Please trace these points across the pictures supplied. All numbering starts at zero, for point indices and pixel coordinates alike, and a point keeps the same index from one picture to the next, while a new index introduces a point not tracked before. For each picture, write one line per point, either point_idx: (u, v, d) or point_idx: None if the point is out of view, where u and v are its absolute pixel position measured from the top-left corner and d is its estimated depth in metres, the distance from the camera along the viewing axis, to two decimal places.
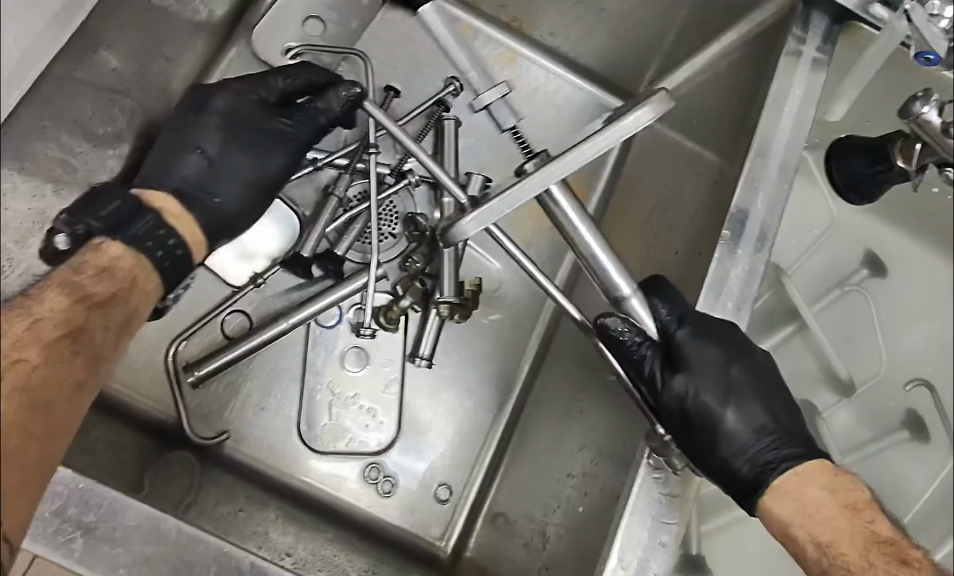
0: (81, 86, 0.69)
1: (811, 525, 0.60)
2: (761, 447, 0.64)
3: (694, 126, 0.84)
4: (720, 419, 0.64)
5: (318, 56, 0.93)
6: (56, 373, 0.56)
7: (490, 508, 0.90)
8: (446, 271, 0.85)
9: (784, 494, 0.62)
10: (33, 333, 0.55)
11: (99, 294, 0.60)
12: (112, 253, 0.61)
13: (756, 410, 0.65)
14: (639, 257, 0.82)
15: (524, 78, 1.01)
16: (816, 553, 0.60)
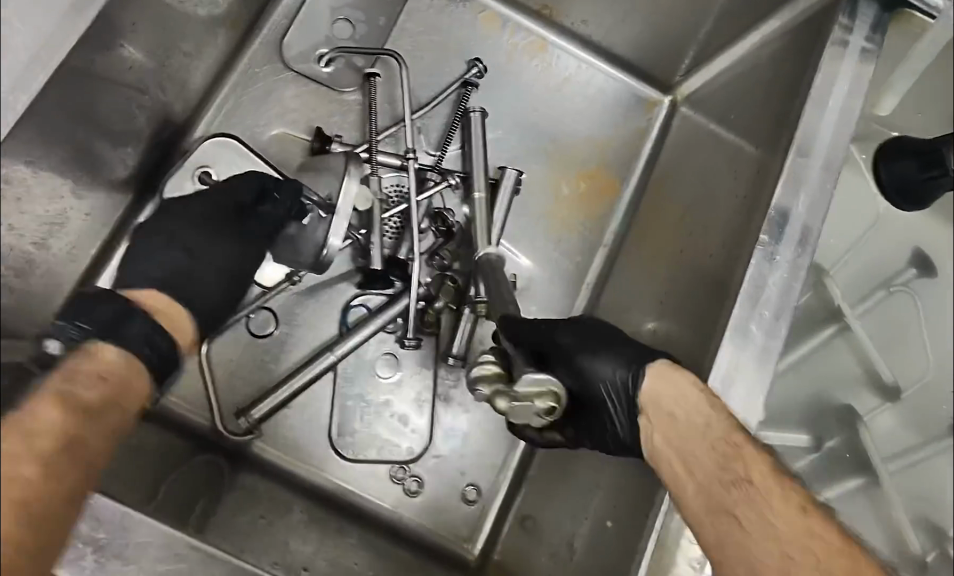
0: (96, 84, 0.67)
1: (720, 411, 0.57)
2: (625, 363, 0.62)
3: (731, 119, 0.80)
4: (604, 348, 0.63)
5: (350, 58, 0.93)
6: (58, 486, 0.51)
7: (519, 512, 0.87)
8: (481, 270, 0.83)
9: (670, 372, 0.60)
10: (25, 445, 0.51)
11: (93, 402, 0.57)
12: (107, 358, 0.60)
13: (608, 362, 0.62)
14: (673, 261, 0.79)
15: (555, 68, 0.98)
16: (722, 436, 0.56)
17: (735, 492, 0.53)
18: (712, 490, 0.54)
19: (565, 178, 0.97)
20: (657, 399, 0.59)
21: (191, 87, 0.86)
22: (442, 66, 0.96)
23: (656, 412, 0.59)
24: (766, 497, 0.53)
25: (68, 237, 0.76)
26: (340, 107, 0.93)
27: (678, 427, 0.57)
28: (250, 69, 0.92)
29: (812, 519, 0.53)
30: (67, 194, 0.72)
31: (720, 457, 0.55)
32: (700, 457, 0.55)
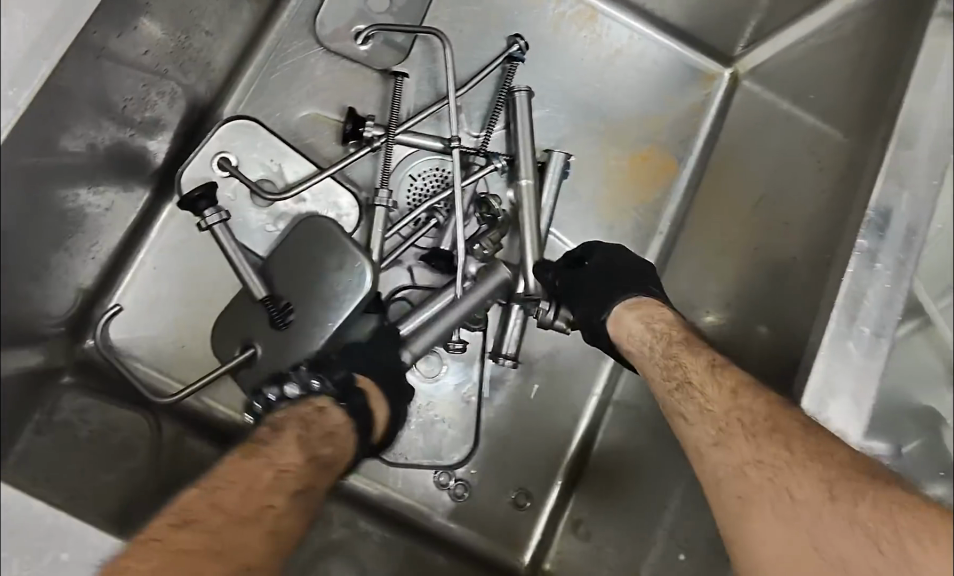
0: (108, 73, 0.61)
1: (654, 345, 0.65)
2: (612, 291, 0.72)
3: (809, 98, 0.72)
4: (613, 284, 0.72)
5: (389, 37, 0.86)
6: (237, 543, 0.54)
7: (572, 515, 0.80)
8: (529, 272, 0.77)
9: (638, 309, 0.70)
10: (213, 502, 0.55)
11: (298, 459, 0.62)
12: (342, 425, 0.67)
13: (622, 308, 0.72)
14: (744, 253, 0.72)
15: (605, 39, 0.91)
16: (666, 370, 0.63)
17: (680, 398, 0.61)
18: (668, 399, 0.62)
19: (616, 158, 0.90)
20: (626, 341, 0.69)
21: (215, 67, 0.80)
22: (482, 39, 0.89)
23: (624, 345, 0.69)
24: (692, 380, 0.60)
25: (87, 235, 0.71)
26: (374, 86, 0.86)
27: (640, 358, 0.67)
28: (278, 47, 0.86)
29: (739, 394, 0.57)
30: (83, 194, 0.67)
31: (664, 368, 0.63)
32: (653, 374, 0.64)
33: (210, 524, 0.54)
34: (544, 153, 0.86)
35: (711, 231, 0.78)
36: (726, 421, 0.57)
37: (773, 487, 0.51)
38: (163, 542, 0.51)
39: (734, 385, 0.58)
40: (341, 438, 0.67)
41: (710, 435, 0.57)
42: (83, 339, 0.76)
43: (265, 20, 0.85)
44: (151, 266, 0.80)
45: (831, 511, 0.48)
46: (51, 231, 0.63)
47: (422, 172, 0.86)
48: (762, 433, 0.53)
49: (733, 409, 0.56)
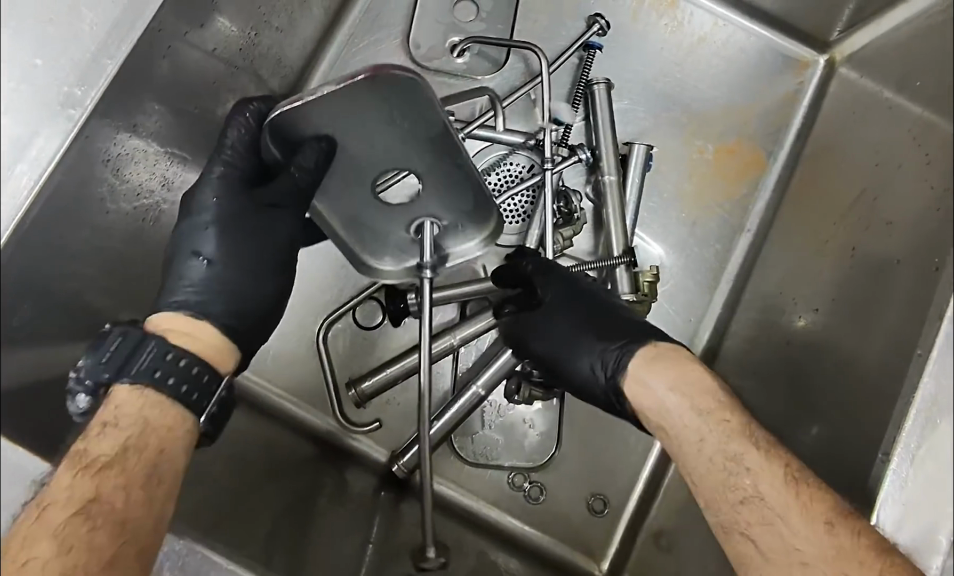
0: (181, 69, 0.60)
1: (688, 400, 0.52)
2: (610, 358, 0.57)
3: (911, 85, 0.66)
4: (581, 345, 0.60)
5: (482, 50, 0.84)
6: (89, 537, 0.44)
7: (652, 526, 0.76)
8: (619, 270, 0.74)
9: (652, 364, 0.55)
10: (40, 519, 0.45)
11: (113, 445, 0.47)
12: (119, 398, 0.49)
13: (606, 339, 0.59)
14: (840, 254, 0.67)
15: (688, 26, 0.86)
16: (717, 453, 0.51)
17: (744, 515, 0.49)
18: (718, 500, 0.50)
19: (700, 149, 0.85)
20: (644, 400, 0.54)
21: (287, 63, 0.78)
22: (557, 28, 0.86)
23: (641, 400, 0.55)
24: (767, 498, 0.48)
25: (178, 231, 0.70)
26: (449, 82, 0.84)
27: (672, 432, 0.53)
28: (351, 42, 0.85)
29: (840, 530, 0.46)
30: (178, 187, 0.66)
31: (723, 467, 0.50)
32: (699, 463, 0.51)
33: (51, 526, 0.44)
34: (625, 146, 0.83)
35: (809, 229, 0.73)
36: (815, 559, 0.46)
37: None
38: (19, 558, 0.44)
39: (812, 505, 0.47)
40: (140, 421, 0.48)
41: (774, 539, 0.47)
42: None
43: (337, 14, 0.84)
44: None
45: None
46: (142, 230, 0.63)
47: (496, 166, 0.83)
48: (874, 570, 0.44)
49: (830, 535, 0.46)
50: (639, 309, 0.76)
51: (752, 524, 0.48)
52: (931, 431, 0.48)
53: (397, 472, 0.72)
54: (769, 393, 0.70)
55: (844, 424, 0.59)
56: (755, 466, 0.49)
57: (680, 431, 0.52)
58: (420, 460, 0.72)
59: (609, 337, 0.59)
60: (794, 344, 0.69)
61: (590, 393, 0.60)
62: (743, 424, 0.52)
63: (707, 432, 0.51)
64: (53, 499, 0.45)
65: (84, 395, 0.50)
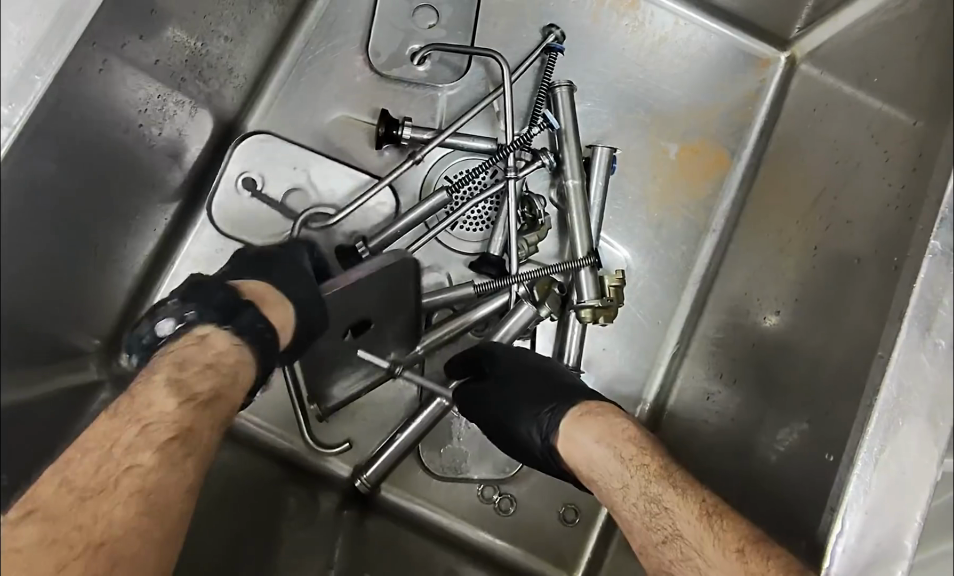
0: (118, 83, 0.58)
1: (609, 452, 0.58)
2: (545, 421, 0.63)
3: (870, 81, 0.65)
4: (520, 409, 0.65)
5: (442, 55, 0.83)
6: (170, 477, 0.51)
7: (624, 535, 0.74)
8: (584, 274, 0.73)
9: (579, 422, 0.61)
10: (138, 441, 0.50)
11: (204, 392, 0.53)
12: (210, 345, 0.55)
13: (542, 410, 0.64)
14: (804, 253, 0.66)
15: (649, 26, 0.86)
16: (641, 504, 0.55)
17: (668, 554, 0.53)
18: (651, 547, 0.55)
19: (664, 150, 0.84)
20: (575, 456, 0.60)
21: (239, 73, 0.77)
22: (516, 32, 0.84)
23: (575, 463, 0.60)
24: (683, 535, 0.52)
25: (127, 248, 0.68)
26: (407, 88, 0.83)
27: (601, 487, 0.58)
28: (307, 51, 0.83)
29: (750, 558, 0.49)
30: (119, 203, 0.64)
31: (642, 514, 0.55)
32: (627, 512, 0.56)
33: (140, 459, 0.50)
34: (588, 149, 0.82)
35: (773, 228, 0.72)
36: None
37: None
38: (110, 465, 0.50)
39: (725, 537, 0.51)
40: (228, 368, 0.55)
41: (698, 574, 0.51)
42: None
43: (292, 22, 0.82)
44: (185, 277, 0.77)
45: None
46: (88, 251, 0.61)
47: (458, 172, 0.82)
48: None
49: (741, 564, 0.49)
50: (605, 315, 0.74)
51: (675, 561, 0.52)
52: (895, 434, 0.47)
53: (360, 487, 0.72)
54: (737, 397, 0.69)
55: (812, 427, 0.58)
56: (670, 504, 0.54)
57: (604, 482, 0.57)
58: (383, 473, 0.72)
59: (543, 407, 0.64)
60: (760, 346, 0.68)
61: (531, 455, 0.66)
62: (657, 464, 0.56)
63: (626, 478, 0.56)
64: (158, 417, 0.51)
65: (169, 324, 0.55)
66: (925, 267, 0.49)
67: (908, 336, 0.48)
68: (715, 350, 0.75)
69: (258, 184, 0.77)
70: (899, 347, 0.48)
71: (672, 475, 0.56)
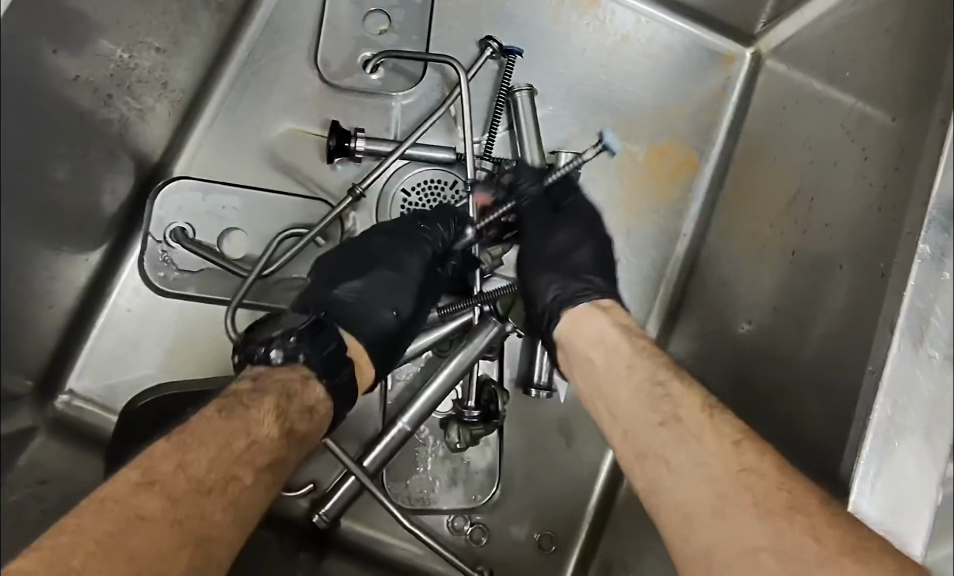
0: (35, 102, 0.53)
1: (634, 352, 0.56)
2: (573, 286, 0.63)
3: (842, 77, 0.62)
4: (558, 268, 0.65)
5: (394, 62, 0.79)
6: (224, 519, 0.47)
7: (602, 559, 0.72)
8: None
9: (597, 314, 0.61)
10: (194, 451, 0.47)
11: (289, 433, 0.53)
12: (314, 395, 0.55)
13: (572, 277, 0.64)
14: (781, 257, 0.63)
15: (610, 25, 0.82)
16: (653, 388, 0.53)
17: (663, 436, 0.50)
18: (642, 433, 0.51)
19: (630, 153, 0.81)
20: (576, 336, 0.60)
21: (176, 86, 0.72)
22: (471, 35, 0.80)
23: (579, 340, 0.60)
24: (693, 427, 0.49)
25: (56, 279, 0.63)
26: (358, 97, 0.78)
27: (605, 367, 0.56)
28: (250, 61, 0.78)
29: (770, 474, 0.45)
30: (43, 233, 0.59)
31: (649, 396, 0.52)
32: (627, 394, 0.54)
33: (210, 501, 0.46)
34: (552, 154, 0.78)
35: (746, 232, 0.69)
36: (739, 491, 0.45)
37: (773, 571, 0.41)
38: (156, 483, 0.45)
39: (749, 462, 0.46)
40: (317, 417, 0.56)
41: (708, 508, 0.45)
42: (55, 396, 0.68)
43: (233, 30, 0.77)
44: (126, 307, 0.72)
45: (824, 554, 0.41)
46: (9, 288, 0.56)
47: (417, 185, 0.78)
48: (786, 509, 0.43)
49: (765, 516, 0.43)
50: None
51: (672, 448, 0.49)
52: (888, 454, 0.44)
53: (318, 523, 0.66)
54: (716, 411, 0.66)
55: (796, 447, 0.55)
56: (678, 393, 0.51)
57: (608, 369, 0.56)
58: (342, 507, 0.67)
59: (577, 276, 0.64)
60: (737, 357, 0.65)
61: (533, 311, 0.66)
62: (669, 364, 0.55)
63: (637, 363, 0.55)
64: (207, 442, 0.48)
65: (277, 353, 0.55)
66: (913, 274, 0.46)
67: (900, 348, 0.45)
68: (690, 362, 0.72)
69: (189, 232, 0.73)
70: (890, 361, 0.45)
71: (687, 380, 0.53)
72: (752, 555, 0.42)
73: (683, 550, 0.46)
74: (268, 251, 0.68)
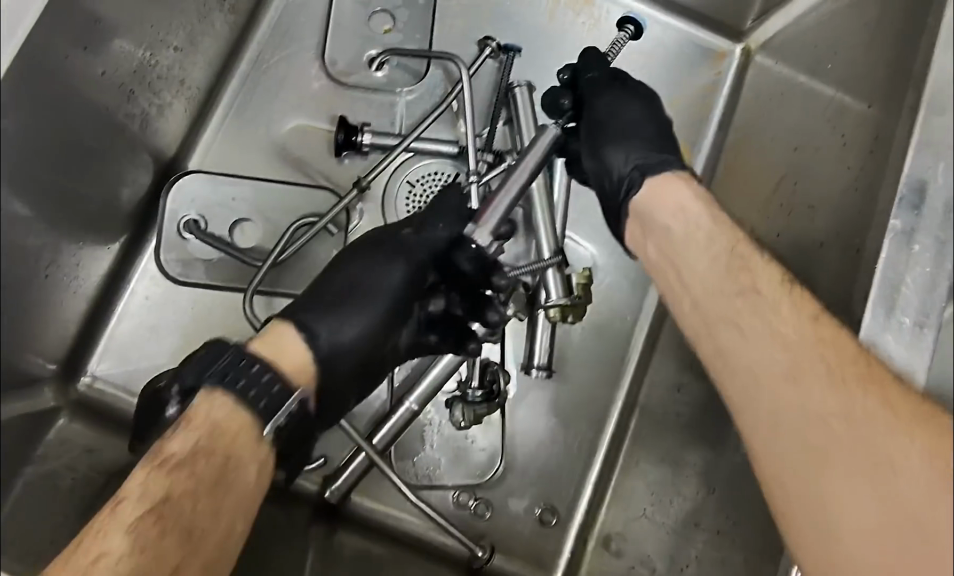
0: (65, 95, 0.56)
1: (712, 216, 0.57)
2: (651, 157, 0.62)
3: (824, 69, 0.66)
4: (622, 138, 0.64)
5: (400, 60, 0.82)
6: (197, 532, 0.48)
7: (601, 532, 0.75)
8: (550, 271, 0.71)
9: (668, 182, 0.59)
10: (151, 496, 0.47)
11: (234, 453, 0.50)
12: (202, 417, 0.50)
13: (634, 142, 0.63)
14: (769, 241, 0.66)
15: (605, 23, 0.86)
16: (728, 256, 0.55)
17: (737, 303, 0.53)
18: (715, 303, 0.54)
19: None
20: (655, 201, 0.59)
21: (192, 83, 0.75)
22: (473, 33, 0.84)
23: (646, 206, 0.59)
24: (763, 293, 0.53)
25: (79, 265, 0.67)
26: (364, 93, 0.82)
27: (683, 240, 0.57)
28: (261, 58, 0.82)
29: (827, 340, 0.49)
30: (70, 221, 0.62)
31: (725, 270, 0.55)
32: (699, 261, 0.56)
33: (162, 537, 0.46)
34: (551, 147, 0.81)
35: (733, 217, 0.73)
36: (797, 354, 0.49)
37: (846, 433, 0.46)
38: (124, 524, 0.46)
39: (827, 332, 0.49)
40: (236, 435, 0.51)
41: (782, 372, 0.50)
42: (78, 378, 0.71)
43: (244, 30, 0.81)
44: (144, 294, 0.75)
45: (889, 432, 0.45)
46: (39, 270, 0.60)
47: (421, 177, 0.81)
48: (852, 382, 0.47)
49: (840, 386, 0.47)
50: (573, 313, 0.73)
51: (741, 310, 0.53)
52: None
53: (329, 497, 0.70)
54: None
55: None
56: (756, 264, 0.54)
57: (692, 239, 0.57)
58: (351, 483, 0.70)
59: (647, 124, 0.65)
60: None
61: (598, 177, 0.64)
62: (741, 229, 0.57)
63: (716, 232, 0.57)
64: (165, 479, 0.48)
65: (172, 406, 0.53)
66: (886, 250, 0.50)
67: (874, 315, 0.50)
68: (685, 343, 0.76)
69: (203, 224, 0.76)
70: (866, 328, 0.50)
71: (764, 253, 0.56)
72: (819, 422, 0.47)
73: (762, 436, 0.50)
74: (282, 239, 0.72)
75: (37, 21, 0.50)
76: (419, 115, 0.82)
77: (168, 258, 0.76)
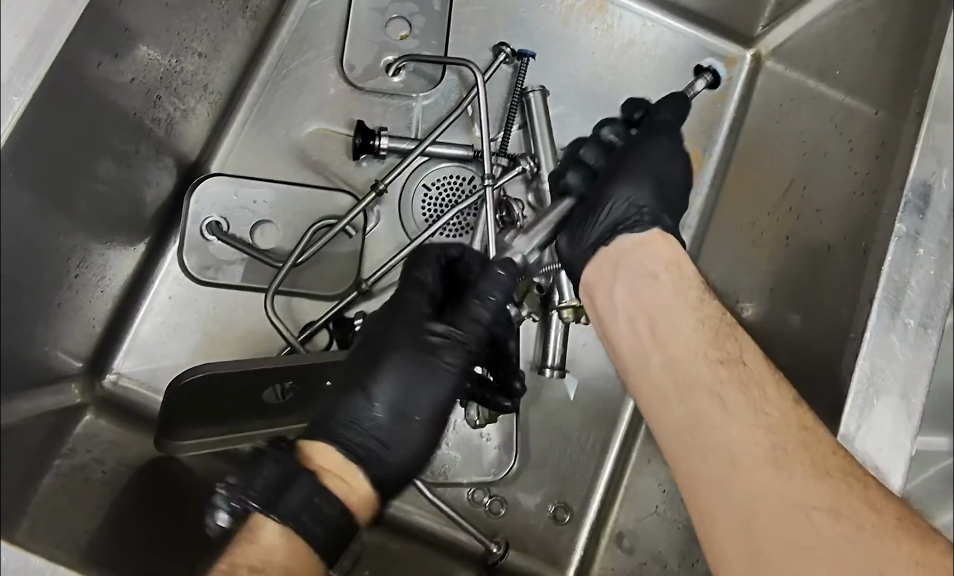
0: (96, 101, 0.59)
1: (689, 281, 0.59)
2: (645, 211, 0.60)
3: (832, 75, 0.67)
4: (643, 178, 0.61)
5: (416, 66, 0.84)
6: None
7: (614, 529, 0.77)
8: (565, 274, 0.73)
9: (661, 241, 0.60)
10: None
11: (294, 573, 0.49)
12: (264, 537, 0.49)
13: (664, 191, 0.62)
14: (777, 245, 0.68)
15: (618, 29, 0.87)
16: (705, 324, 0.57)
17: (720, 373, 0.54)
18: (692, 364, 0.55)
19: None
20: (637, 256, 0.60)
21: (215, 89, 0.77)
22: (488, 38, 0.86)
23: (625, 261, 0.60)
24: (748, 366, 0.55)
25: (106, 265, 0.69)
26: (381, 97, 0.84)
27: (661, 306, 0.58)
28: (280, 64, 0.84)
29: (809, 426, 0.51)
30: (98, 223, 0.64)
31: (711, 343, 0.56)
32: (683, 327, 0.57)
33: None
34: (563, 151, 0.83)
35: (743, 221, 0.74)
36: (782, 431, 0.51)
37: (828, 530, 0.47)
38: None
39: (811, 422, 0.52)
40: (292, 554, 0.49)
41: (765, 454, 0.50)
42: (104, 374, 0.73)
43: (264, 36, 0.83)
44: (167, 294, 0.77)
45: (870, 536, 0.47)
46: (70, 269, 0.62)
47: (436, 180, 0.83)
48: (835, 474, 0.49)
49: (825, 477, 0.49)
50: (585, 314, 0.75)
51: (727, 375, 0.54)
52: (867, 405, 0.51)
53: None
54: None
55: None
56: (742, 344, 0.57)
57: (672, 303, 0.58)
58: None
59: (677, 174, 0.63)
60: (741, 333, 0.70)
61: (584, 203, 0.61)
62: (723, 310, 0.59)
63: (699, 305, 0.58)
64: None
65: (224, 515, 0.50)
66: (892, 251, 0.52)
67: (879, 314, 0.51)
68: None
69: (224, 225, 0.78)
70: (869, 327, 0.51)
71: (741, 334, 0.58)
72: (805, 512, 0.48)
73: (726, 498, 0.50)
74: (302, 240, 0.74)
75: (71, 30, 0.52)
76: (435, 119, 0.84)
77: (190, 259, 0.78)
